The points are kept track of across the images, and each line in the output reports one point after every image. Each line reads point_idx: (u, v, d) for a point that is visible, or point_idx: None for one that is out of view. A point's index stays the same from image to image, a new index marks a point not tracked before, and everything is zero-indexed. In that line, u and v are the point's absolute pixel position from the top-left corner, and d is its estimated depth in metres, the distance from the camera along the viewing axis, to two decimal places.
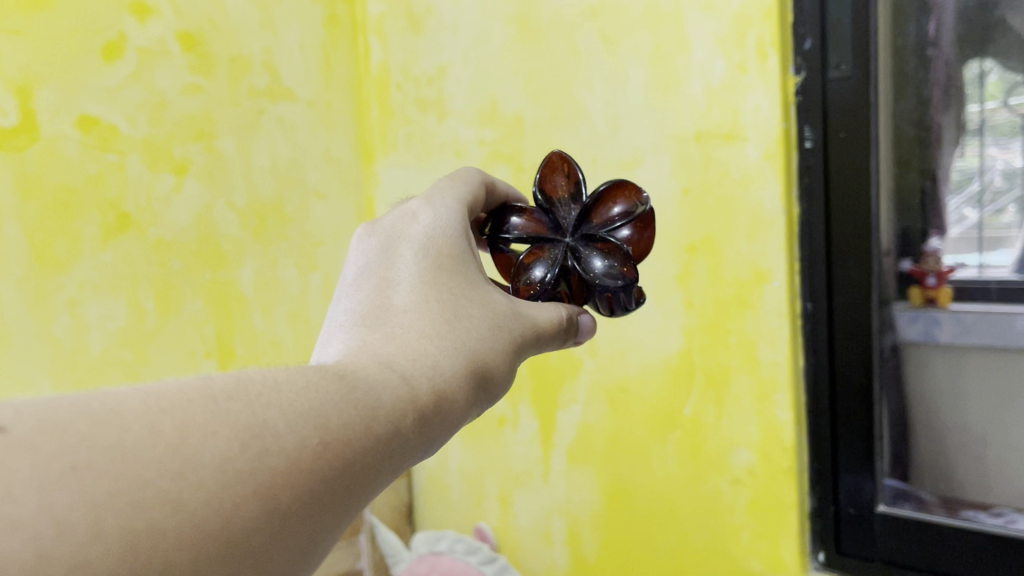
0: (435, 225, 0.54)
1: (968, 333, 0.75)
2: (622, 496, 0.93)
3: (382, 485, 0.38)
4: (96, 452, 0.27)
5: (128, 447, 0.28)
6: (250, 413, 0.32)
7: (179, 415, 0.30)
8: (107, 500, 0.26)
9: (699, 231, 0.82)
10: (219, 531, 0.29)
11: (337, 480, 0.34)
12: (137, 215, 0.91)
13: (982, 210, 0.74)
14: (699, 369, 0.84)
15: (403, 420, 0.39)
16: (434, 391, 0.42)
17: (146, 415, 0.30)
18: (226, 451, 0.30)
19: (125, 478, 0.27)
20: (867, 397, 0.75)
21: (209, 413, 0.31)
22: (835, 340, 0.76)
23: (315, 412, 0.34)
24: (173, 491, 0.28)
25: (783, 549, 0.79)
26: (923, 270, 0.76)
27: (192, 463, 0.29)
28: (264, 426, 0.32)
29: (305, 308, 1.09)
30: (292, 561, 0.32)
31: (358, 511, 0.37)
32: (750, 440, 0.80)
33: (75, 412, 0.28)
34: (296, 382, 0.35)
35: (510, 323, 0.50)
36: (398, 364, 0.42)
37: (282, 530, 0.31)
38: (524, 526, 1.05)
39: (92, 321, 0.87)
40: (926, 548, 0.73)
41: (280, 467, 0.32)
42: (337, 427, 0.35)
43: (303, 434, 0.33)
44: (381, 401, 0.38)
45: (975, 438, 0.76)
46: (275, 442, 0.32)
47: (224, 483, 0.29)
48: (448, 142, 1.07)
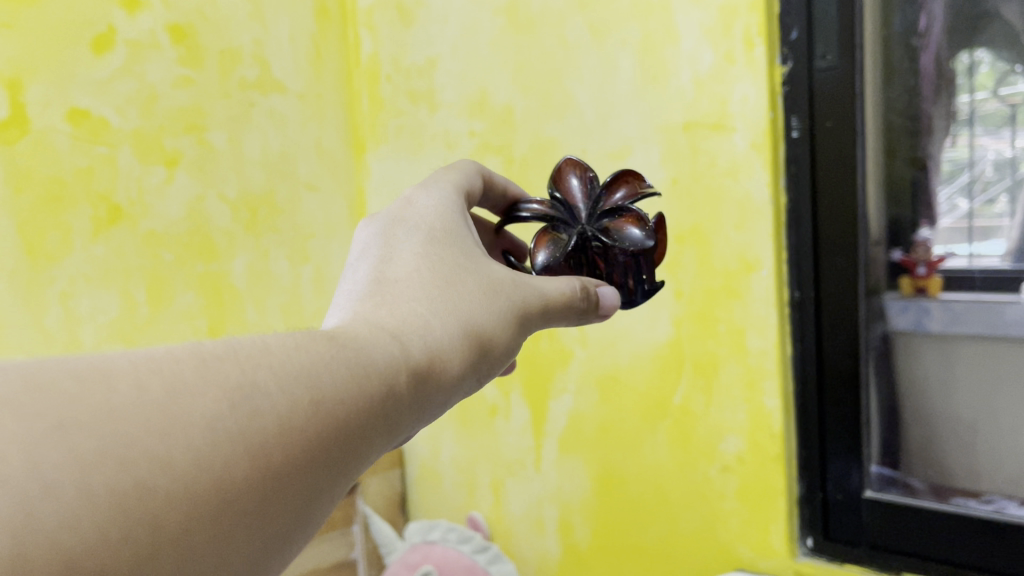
0: (430, 209, 0.54)
1: (958, 322, 0.75)
2: (613, 484, 0.94)
3: (375, 446, 0.37)
4: (84, 412, 0.27)
5: (116, 407, 0.28)
6: (240, 373, 0.32)
7: (169, 373, 0.30)
8: (95, 460, 0.26)
9: (688, 221, 0.82)
10: (208, 492, 0.28)
11: (329, 439, 0.34)
12: (128, 208, 0.91)
13: (972, 200, 0.74)
14: (689, 357, 0.85)
15: (396, 381, 0.38)
16: (427, 354, 0.41)
17: (135, 375, 0.29)
18: (216, 411, 0.30)
19: (113, 438, 0.27)
20: (854, 384, 0.76)
21: (199, 374, 0.31)
22: (823, 328, 0.77)
23: (305, 373, 0.34)
24: (162, 451, 0.27)
25: (771, 534, 0.80)
26: (913, 260, 0.77)
27: (181, 423, 0.28)
28: (254, 386, 0.32)
29: (297, 300, 1.10)
30: (283, 523, 0.32)
31: (353, 474, 0.36)
32: (740, 427, 0.81)
33: (63, 372, 0.28)
34: (286, 344, 0.35)
35: (506, 291, 0.50)
36: (390, 327, 0.42)
37: (271, 491, 0.31)
38: (516, 515, 1.06)
39: (83, 314, 0.87)
40: (913, 533, 0.73)
41: (271, 425, 0.31)
42: (326, 385, 0.35)
43: (294, 395, 0.33)
44: (372, 360, 0.38)
45: (965, 425, 0.76)
46: (265, 398, 0.32)
47: (215, 444, 0.29)
48: (438, 134, 1.08)
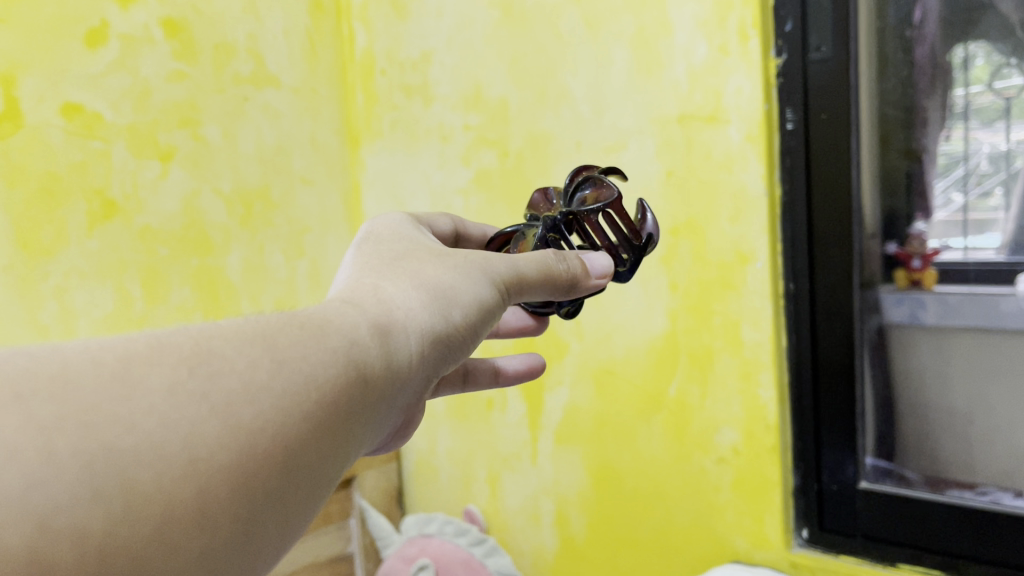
0: (394, 216, 0.52)
1: (954, 314, 0.75)
2: (609, 476, 0.94)
3: (362, 404, 0.35)
4: (40, 381, 0.26)
5: (72, 374, 0.27)
6: (193, 341, 0.31)
7: (122, 348, 0.29)
8: (55, 423, 0.25)
9: (683, 214, 0.83)
10: (179, 451, 0.27)
11: (301, 394, 0.32)
12: (123, 203, 0.91)
13: (967, 193, 0.74)
14: (684, 350, 0.85)
15: (367, 337, 0.37)
16: (403, 317, 0.39)
17: (88, 348, 0.28)
18: (175, 375, 0.29)
19: (72, 403, 0.26)
20: (849, 375, 0.76)
21: (154, 344, 0.30)
22: (818, 319, 0.77)
23: (261, 335, 0.33)
24: (123, 412, 0.26)
25: (767, 525, 0.81)
26: (908, 253, 0.78)
27: (140, 387, 0.27)
28: (211, 351, 0.30)
29: (293, 294, 1.10)
30: (271, 482, 0.30)
31: (342, 433, 0.34)
32: (734, 419, 0.82)
33: (13, 352, 0.27)
34: (238, 319, 0.34)
35: (496, 253, 0.45)
36: (360, 296, 0.40)
37: (253, 448, 0.29)
38: (512, 508, 1.06)
39: (78, 308, 0.87)
40: (907, 523, 0.74)
41: (234, 384, 0.30)
42: (287, 343, 0.33)
43: (252, 354, 0.31)
44: (335, 321, 0.36)
45: (960, 417, 0.76)
46: (220, 360, 0.30)
47: (179, 403, 0.28)
48: (433, 128, 1.07)
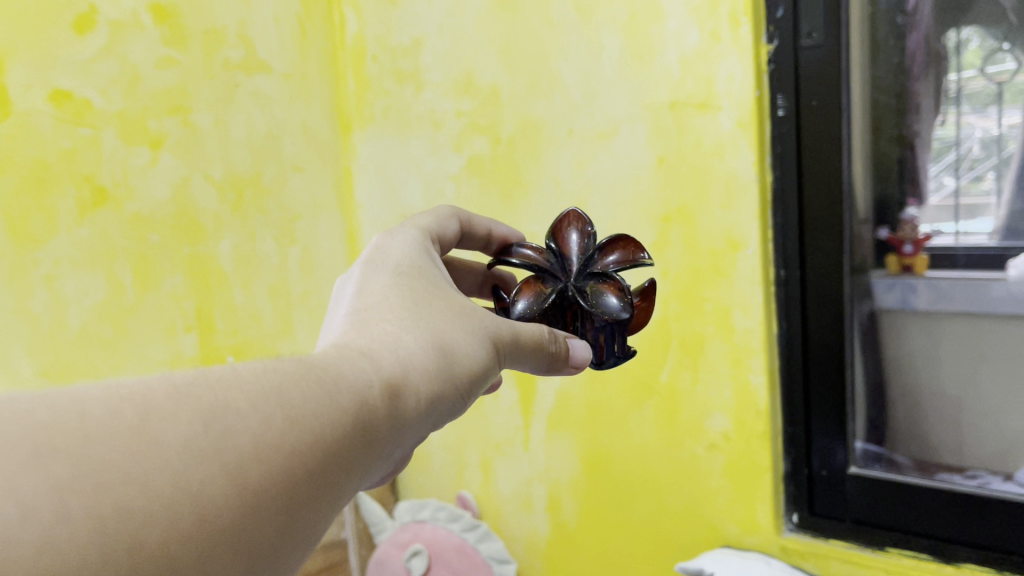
0: (404, 247, 0.53)
1: (945, 299, 0.77)
2: (601, 461, 0.95)
3: (366, 458, 0.36)
4: (58, 436, 0.26)
5: (90, 430, 0.27)
6: (212, 394, 0.31)
7: (140, 399, 0.29)
8: (70, 481, 0.25)
9: (674, 200, 0.83)
10: (186, 512, 0.28)
11: (310, 453, 0.33)
12: (113, 190, 0.90)
13: (960, 177, 0.75)
14: (675, 336, 0.85)
15: (376, 394, 0.37)
16: (409, 368, 0.40)
17: (107, 400, 0.29)
18: (190, 432, 0.29)
19: (90, 461, 0.26)
20: (839, 361, 0.76)
21: (172, 397, 0.30)
22: (809, 305, 0.78)
23: (277, 390, 0.33)
24: (137, 471, 0.27)
25: (758, 510, 0.81)
26: (900, 238, 0.78)
27: (155, 445, 0.28)
28: (226, 405, 0.31)
29: (285, 281, 1.10)
30: (266, 543, 0.31)
31: (341, 492, 0.35)
32: (725, 405, 0.82)
33: (36, 401, 0.27)
34: (258, 366, 0.34)
35: (499, 320, 0.49)
36: (370, 344, 0.41)
37: (255, 507, 0.30)
38: (505, 494, 1.06)
39: (70, 296, 0.87)
40: (897, 508, 0.75)
41: (245, 442, 0.31)
42: (303, 399, 0.34)
43: (266, 411, 0.32)
44: (346, 375, 0.37)
45: (950, 401, 0.78)
46: (238, 416, 0.31)
47: (190, 461, 0.28)
48: (425, 114, 1.07)
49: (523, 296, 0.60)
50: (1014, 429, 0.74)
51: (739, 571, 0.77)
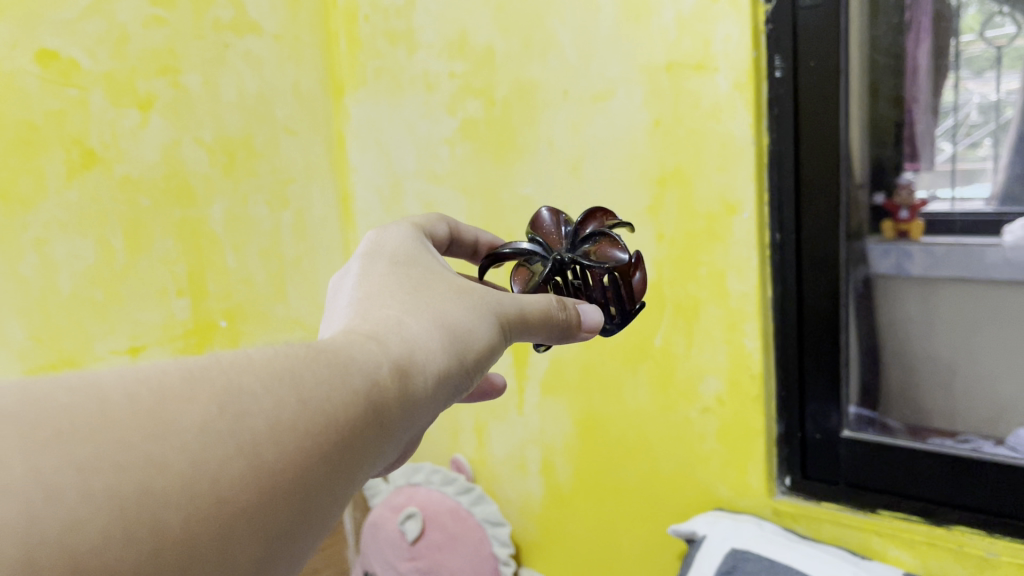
0: (398, 239, 0.52)
1: (940, 265, 0.77)
2: (595, 425, 0.95)
3: (379, 440, 0.35)
4: (76, 418, 0.25)
5: (107, 412, 0.26)
6: (225, 376, 0.30)
7: (155, 381, 0.28)
8: (92, 461, 0.24)
9: (670, 163, 0.82)
10: (208, 491, 0.26)
11: (326, 432, 0.31)
12: (102, 152, 0.89)
13: (956, 143, 0.76)
14: (670, 300, 0.85)
15: (387, 375, 0.36)
16: (416, 351, 0.39)
17: (123, 383, 0.28)
18: (206, 414, 0.28)
19: (110, 440, 0.25)
20: (833, 324, 0.76)
21: (185, 378, 0.29)
22: (803, 269, 0.77)
23: (288, 371, 0.32)
24: (156, 453, 0.26)
25: (750, 473, 0.82)
26: (895, 204, 0.79)
27: (172, 426, 0.27)
28: (240, 387, 0.30)
29: (278, 245, 1.09)
30: (286, 527, 0.30)
31: (356, 476, 0.34)
32: (719, 369, 0.82)
33: (54, 384, 0.26)
34: (267, 350, 0.33)
35: (504, 298, 0.47)
36: (375, 329, 0.39)
37: (274, 487, 0.29)
38: (499, 457, 1.07)
39: (60, 260, 0.86)
40: (891, 470, 0.75)
41: (262, 423, 0.29)
42: (315, 379, 0.33)
43: (280, 392, 0.31)
44: (357, 358, 0.36)
45: (944, 367, 0.78)
46: (252, 397, 0.30)
47: (209, 441, 0.27)
48: (418, 76, 1.06)
49: (518, 286, 0.61)
50: (1008, 395, 0.75)
51: (729, 533, 0.78)
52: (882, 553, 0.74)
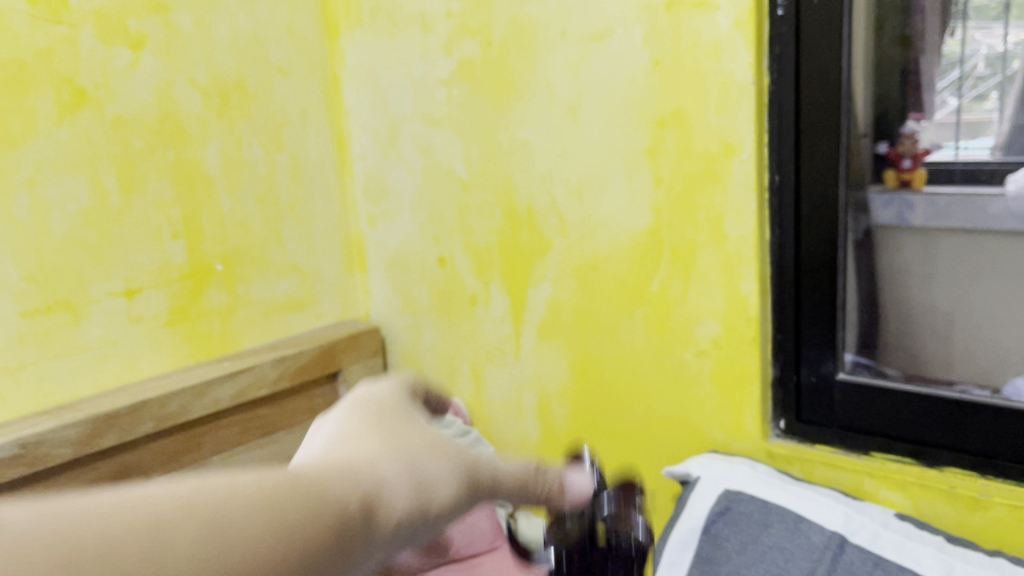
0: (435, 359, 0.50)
1: (941, 215, 0.77)
2: (591, 369, 0.95)
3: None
4: (81, 543, 0.25)
5: (110, 533, 0.25)
6: (214, 500, 0.28)
7: (147, 505, 0.27)
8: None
9: (669, 104, 0.81)
10: None
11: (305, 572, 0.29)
12: (93, 92, 0.88)
13: (961, 97, 0.75)
14: (668, 244, 0.84)
15: (376, 509, 0.33)
16: (416, 481, 0.35)
17: (120, 506, 0.26)
18: (191, 550, 0.26)
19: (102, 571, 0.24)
20: (830, 268, 0.76)
21: (178, 502, 0.27)
22: (802, 212, 0.77)
23: (274, 498, 0.30)
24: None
25: (745, 416, 0.82)
26: (899, 153, 0.76)
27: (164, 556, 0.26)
28: (226, 512, 0.28)
29: (274, 189, 1.08)
30: None
31: None
32: (716, 313, 0.82)
33: (70, 500, 0.26)
34: (252, 475, 0.31)
35: None
36: (353, 454, 0.35)
37: None
38: (497, 401, 1.08)
39: (52, 201, 0.85)
40: (885, 414, 0.75)
41: (242, 558, 0.27)
42: (294, 510, 0.30)
43: (264, 521, 0.29)
44: (342, 485, 0.32)
45: (941, 317, 0.78)
46: (238, 525, 0.28)
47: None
48: (415, 16, 1.03)
49: None
50: (1007, 344, 0.74)
51: (723, 475, 0.79)
52: (874, 495, 0.75)
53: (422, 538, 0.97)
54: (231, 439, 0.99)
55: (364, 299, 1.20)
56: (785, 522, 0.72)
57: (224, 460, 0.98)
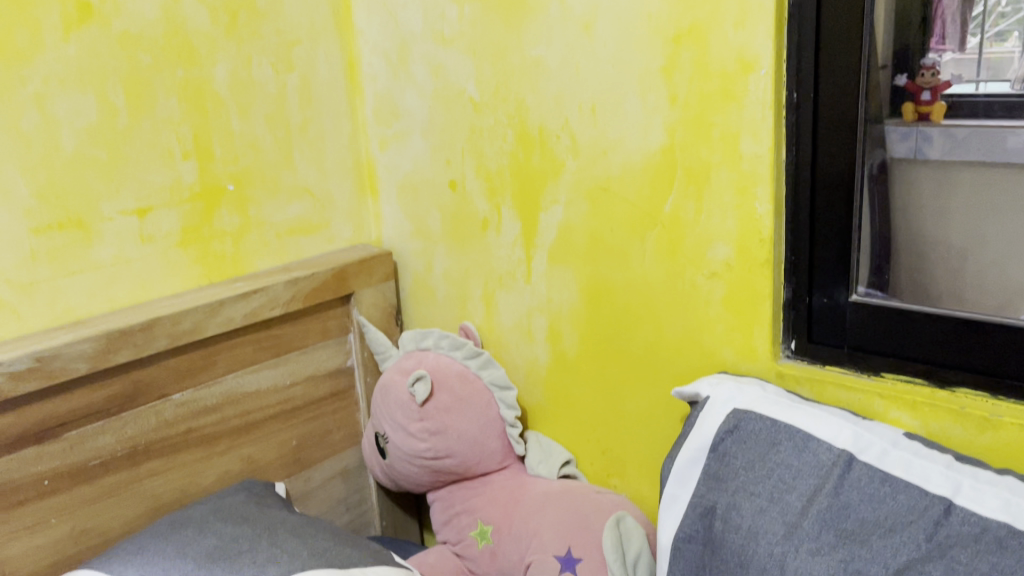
0: None
1: (959, 149, 0.72)
2: (602, 293, 0.95)
3: None
4: None
5: None
6: None
7: None
8: None
9: (687, 19, 0.79)
10: None
11: None
12: (99, 6, 0.86)
13: (983, 34, 0.68)
14: (682, 164, 0.83)
15: None
16: None
17: None
18: None
19: None
20: (846, 187, 0.75)
21: None
22: (819, 131, 0.75)
23: None
24: None
25: (756, 338, 0.82)
26: (917, 86, 0.72)
27: None
28: None
29: (284, 110, 1.06)
30: None
31: None
32: (729, 235, 0.81)
33: None
34: None
35: None
36: None
37: None
38: (507, 325, 1.08)
39: (61, 117, 0.85)
40: (897, 335, 0.75)
41: None
42: None
43: None
44: None
45: (955, 254, 0.74)
46: None
47: None
48: None
49: None
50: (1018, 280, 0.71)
51: (732, 395, 0.79)
52: (883, 415, 0.75)
53: (434, 457, 1.01)
54: (245, 358, 1.00)
55: (375, 224, 1.20)
56: (793, 440, 0.72)
57: (237, 379, 1.00)
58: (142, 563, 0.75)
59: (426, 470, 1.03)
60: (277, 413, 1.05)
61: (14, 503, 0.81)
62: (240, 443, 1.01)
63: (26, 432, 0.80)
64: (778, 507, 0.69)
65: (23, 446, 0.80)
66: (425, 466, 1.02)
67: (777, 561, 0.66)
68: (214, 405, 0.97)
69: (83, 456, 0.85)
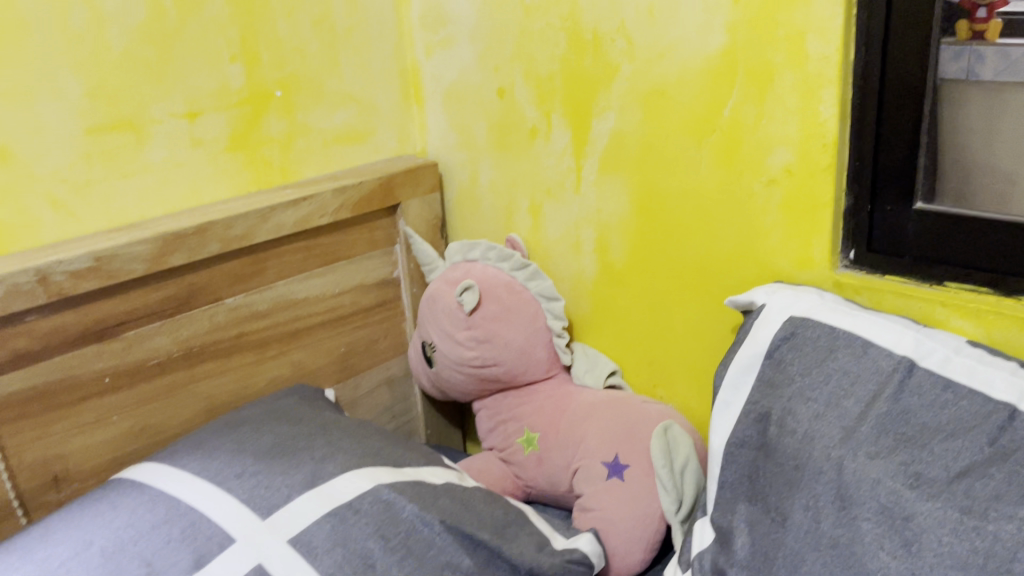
0: None
1: (1013, 70, 0.68)
2: (653, 202, 0.93)
3: None
4: None
5: None
6: None
7: None
8: None
9: None
10: None
11: None
12: None
13: None
14: (743, 66, 0.81)
15: None
16: None
17: None
18: None
19: None
20: (918, 90, 0.71)
21: None
22: (892, 30, 0.71)
23: None
24: None
25: (813, 246, 0.81)
26: (970, 3, 0.67)
27: None
28: None
29: (330, 14, 1.04)
30: None
31: None
32: (790, 139, 0.79)
33: None
34: None
35: None
36: None
37: None
38: (554, 237, 1.07)
39: (111, 15, 0.84)
40: (963, 244, 0.73)
41: None
42: None
43: None
44: None
45: (1002, 178, 0.71)
46: None
47: None
48: None
49: None
50: None
51: (788, 303, 0.78)
52: (944, 324, 0.74)
53: (482, 364, 1.02)
54: (294, 265, 1.01)
55: (420, 134, 1.18)
56: (852, 347, 0.71)
57: (287, 286, 1.00)
58: (205, 454, 0.77)
59: (472, 376, 1.04)
60: (326, 320, 1.06)
61: (77, 399, 0.83)
62: (290, 348, 1.02)
63: (86, 330, 0.82)
64: (836, 412, 0.69)
65: (84, 343, 0.82)
66: (473, 374, 1.03)
67: (835, 463, 0.66)
68: (265, 311, 0.99)
69: (141, 355, 0.87)
